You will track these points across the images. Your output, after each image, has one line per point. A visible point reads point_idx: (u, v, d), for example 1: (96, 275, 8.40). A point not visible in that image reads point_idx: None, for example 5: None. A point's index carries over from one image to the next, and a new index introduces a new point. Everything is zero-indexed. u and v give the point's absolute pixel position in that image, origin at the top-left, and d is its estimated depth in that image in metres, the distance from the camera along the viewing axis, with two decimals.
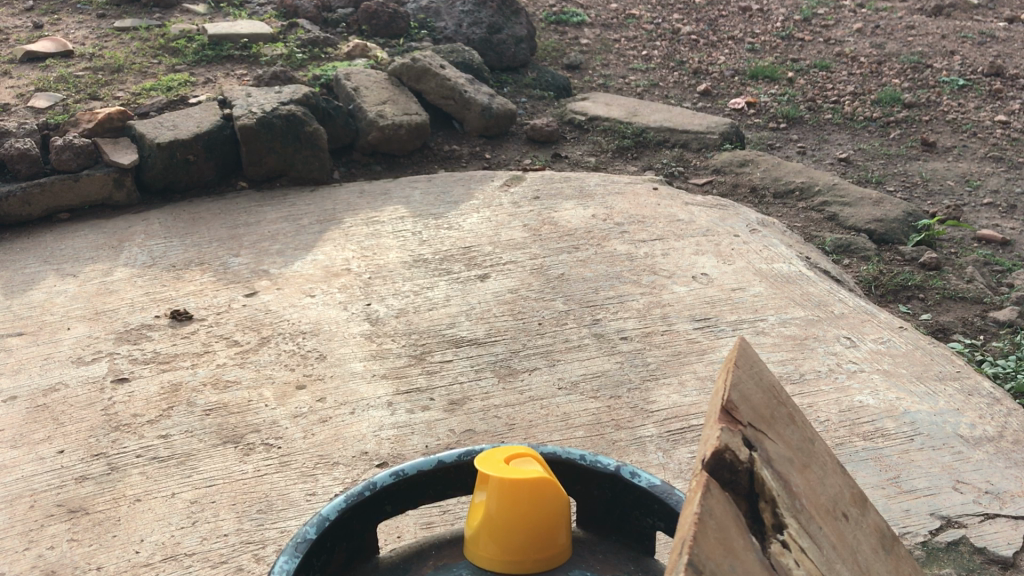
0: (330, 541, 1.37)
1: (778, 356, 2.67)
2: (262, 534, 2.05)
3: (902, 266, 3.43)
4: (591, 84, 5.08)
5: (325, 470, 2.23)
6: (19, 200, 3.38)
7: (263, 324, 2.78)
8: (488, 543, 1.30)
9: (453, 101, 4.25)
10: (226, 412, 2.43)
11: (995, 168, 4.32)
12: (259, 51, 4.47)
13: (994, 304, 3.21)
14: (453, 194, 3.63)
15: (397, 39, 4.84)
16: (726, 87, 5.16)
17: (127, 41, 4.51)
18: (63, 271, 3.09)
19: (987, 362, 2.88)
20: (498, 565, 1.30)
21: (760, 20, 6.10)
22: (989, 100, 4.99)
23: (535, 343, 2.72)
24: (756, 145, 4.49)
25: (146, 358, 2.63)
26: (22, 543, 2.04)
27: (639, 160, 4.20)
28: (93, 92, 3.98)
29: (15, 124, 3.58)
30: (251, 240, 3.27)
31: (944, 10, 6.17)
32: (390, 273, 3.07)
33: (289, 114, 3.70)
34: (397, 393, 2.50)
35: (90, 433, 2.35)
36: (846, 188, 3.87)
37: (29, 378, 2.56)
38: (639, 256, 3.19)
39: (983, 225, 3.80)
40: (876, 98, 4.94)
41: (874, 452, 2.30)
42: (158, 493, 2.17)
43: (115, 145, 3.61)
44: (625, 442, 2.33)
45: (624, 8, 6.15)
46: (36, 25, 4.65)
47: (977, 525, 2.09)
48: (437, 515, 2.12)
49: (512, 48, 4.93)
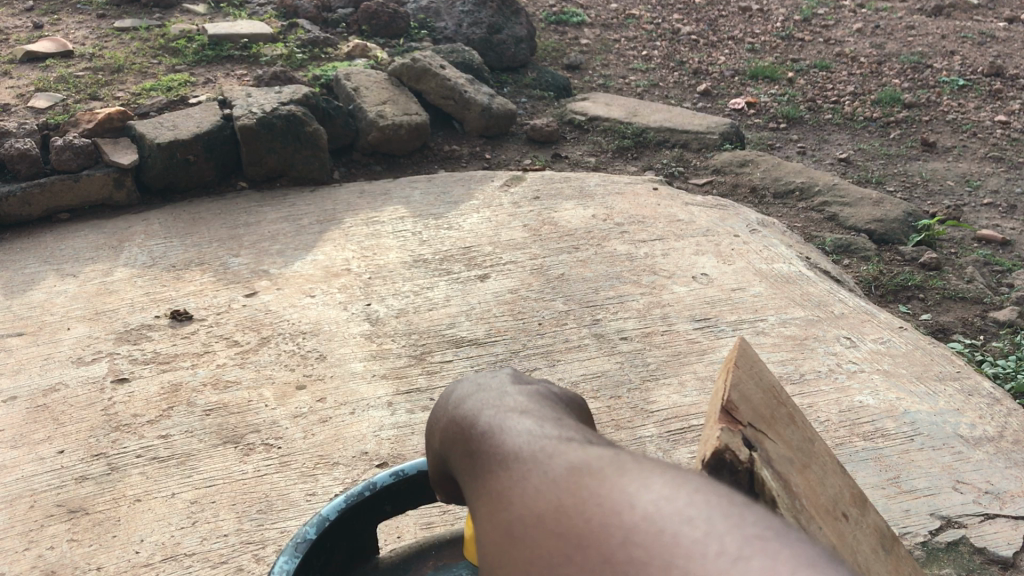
0: (329, 541, 1.37)
1: (778, 356, 2.67)
2: (262, 534, 2.05)
3: (902, 266, 3.43)
4: (591, 84, 5.08)
5: (326, 470, 2.24)
6: (19, 200, 3.38)
7: (264, 325, 2.78)
8: None
9: (453, 101, 4.25)
10: (226, 412, 2.43)
11: (995, 168, 4.32)
12: (259, 51, 4.47)
13: (994, 304, 3.21)
14: (453, 194, 3.63)
15: (397, 39, 4.85)
16: (726, 87, 5.16)
17: (127, 42, 4.51)
18: (63, 271, 3.08)
19: (987, 362, 2.88)
20: None
21: (760, 20, 6.10)
22: (989, 100, 4.99)
23: (534, 344, 2.72)
24: (756, 145, 4.49)
25: (146, 358, 2.63)
26: (22, 544, 2.04)
27: (639, 160, 4.20)
28: (93, 92, 3.98)
29: (15, 125, 3.58)
30: (251, 240, 3.28)
31: (943, 10, 6.17)
32: (390, 273, 3.07)
33: (289, 114, 3.70)
34: (397, 393, 2.50)
35: (90, 433, 2.35)
36: (846, 188, 3.87)
37: (30, 378, 2.56)
38: (639, 257, 3.19)
39: (983, 225, 3.80)
40: (876, 98, 4.94)
41: (874, 452, 2.30)
42: (158, 493, 2.17)
43: (115, 145, 3.61)
44: (625, 442, 2.33)
45: (624, 8, 6.15)
46: (37, 25, 4.65)
47: (977, 524, 2.09)
48: (437, 515, 2.13)
49: (512, 48, 4.93)
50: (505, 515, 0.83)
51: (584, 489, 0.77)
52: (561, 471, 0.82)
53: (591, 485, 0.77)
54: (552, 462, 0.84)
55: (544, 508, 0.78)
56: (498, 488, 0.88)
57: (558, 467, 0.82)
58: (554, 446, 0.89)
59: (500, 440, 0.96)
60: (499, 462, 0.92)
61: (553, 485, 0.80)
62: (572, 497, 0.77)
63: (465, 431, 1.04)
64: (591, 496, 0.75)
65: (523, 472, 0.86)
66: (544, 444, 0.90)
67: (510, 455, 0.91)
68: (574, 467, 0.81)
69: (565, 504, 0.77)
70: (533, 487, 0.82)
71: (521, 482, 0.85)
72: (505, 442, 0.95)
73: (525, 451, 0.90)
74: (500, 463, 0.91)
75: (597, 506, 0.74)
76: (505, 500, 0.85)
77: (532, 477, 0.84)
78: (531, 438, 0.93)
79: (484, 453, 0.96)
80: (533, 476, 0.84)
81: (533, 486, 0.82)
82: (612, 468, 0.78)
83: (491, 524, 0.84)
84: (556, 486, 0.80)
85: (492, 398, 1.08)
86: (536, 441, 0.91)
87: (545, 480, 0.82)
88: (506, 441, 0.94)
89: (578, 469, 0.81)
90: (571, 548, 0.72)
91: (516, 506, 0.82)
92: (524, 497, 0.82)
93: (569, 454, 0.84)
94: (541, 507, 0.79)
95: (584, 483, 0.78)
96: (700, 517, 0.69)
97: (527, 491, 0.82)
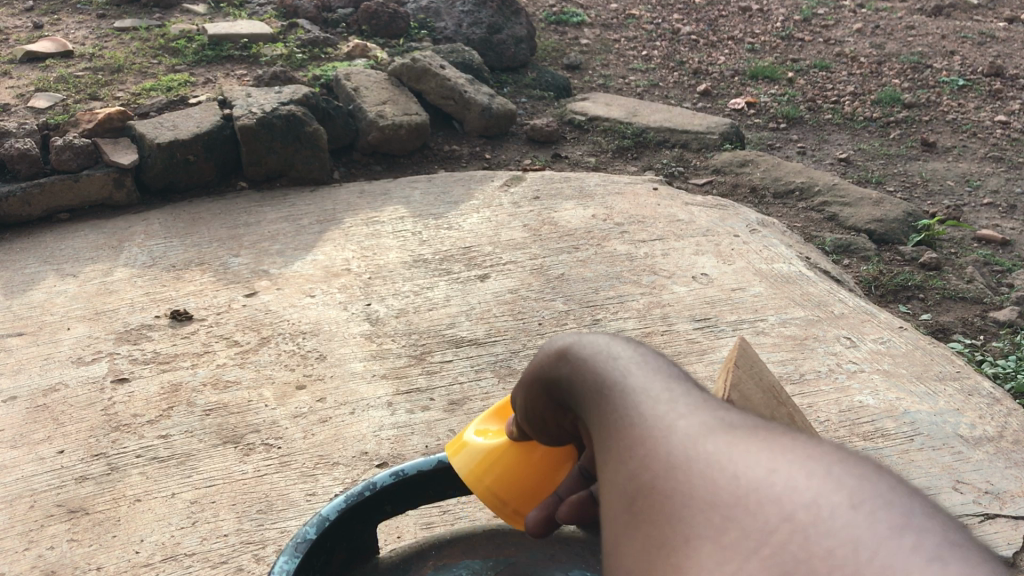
0: (329, 541, 1.37)
1: (777, 356, 2.67)
2: (262, 534, 2.06)
3: (902, 266, 3.43)
4: (591, 84, 5.08)
5: (326, 470, 2.24)
6: (19, 200, 3.38)
7: (263, 324, 2.78)
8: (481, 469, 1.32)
9: (453, 101, 4.25)
10: (226, 412, 2.43)
11: (995, 168, 4.32)
12: (259, 51, 4.47)
13: (994, 304, 3.21)
14: (454, 194, 3.63)
15: (397, 39, 4.85)
16: (726, 87, 5.16)
17: (127, 41, 4.51)
18: (63, 271, 3.08)
19: (987, 361, 2.88)
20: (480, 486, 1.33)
21: (760, 20, 6.10)
22: (989, 100, 4.99)
23: (534, 344, 2.72)
24: (756, 145, 4.49)
25: (146, 358, 2.63)
26: (22, 543, 2.04)
27: (639, 160, 4.20)
28: (93, 92, 3.98)
29: (15, 125, 3.58)
30: (251, 240, 3.28)
31: (944, 10, 6.17)
32: (390, 273, 3.07)
33: (289, 114, 3.70)
34: (397, 393, 2.50)
35: (90, 433, 2.35)
36: (846, 188, 3.87)
37: (29, 378, 2.56)
38: (639, 257, 3.19)
39: (983, 225, 3.80)
40: (875, 98, 4.94)
41: (874, 452, 2.30)
42: (158, 493, 2.17)
43: (115, 145, 3.61)
44: None
45: (624, 8, 6.15)
46: (37, 25, 4.65)
47: (976, 524, 2.09)
48: (437, 515, 2.13)
49: (512, 48, 4.93)
50: (626, 486, 0.74)
51: (729, 467, 0.67)
52: (694, 435, 0.72)
53: (735, 464, 0.67)
54: (680, 422, 0.74)
55: (677, 486, 0.69)
56: (611, 444, 0.79)
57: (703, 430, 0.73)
58: (670, 398, 0.79)
59: (602, 382, 0.86)
60: (606, 412, 0.83)
61: (683, 456, 0.71)
62: (715, 478, 0.67)
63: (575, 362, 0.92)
64: (739, 478, 0.66)
65: (640, 431, 0.76)
66: (659, 392, 0.80)
67: (636, 397, 0.81)
68: (708, 432, 0.72)
69: (705, 483, 0.68)
70: (659, 451, 0.73)
71: (640, 442, 0.75)
72: (608, 386, 0.85)
73: (637, 401, 0.80)
74: (607, 415, 0.82)
75: (747, 493, 0.65)
76: (622, 464, 0.76)
77: (656, 436, 0.75)
78: (640, 381, 0.82)
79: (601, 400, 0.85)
80: (655, 437, 0.75)
81: (672, 445, 0.73)
82: (759, 442, 0.69)
83: (610, 493, 0.76)
84: (691, 457, 0.70)
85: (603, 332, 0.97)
86: (649, 386, 0.81)
87: (675, 444, 0.73)
88: (609, 385, 0.85)
89: (713, 437, 0.71)
90: (717, 542, 0.64)
91: (639, 474, 0.73)
92: (650, 464, 0.73)
93: (712, 417, 0.74)
94: (675, 485, 0.70)
95: (728, 457, 0.68)
96: (875, 516, 0.60)
97: (649, 455, 0.74)
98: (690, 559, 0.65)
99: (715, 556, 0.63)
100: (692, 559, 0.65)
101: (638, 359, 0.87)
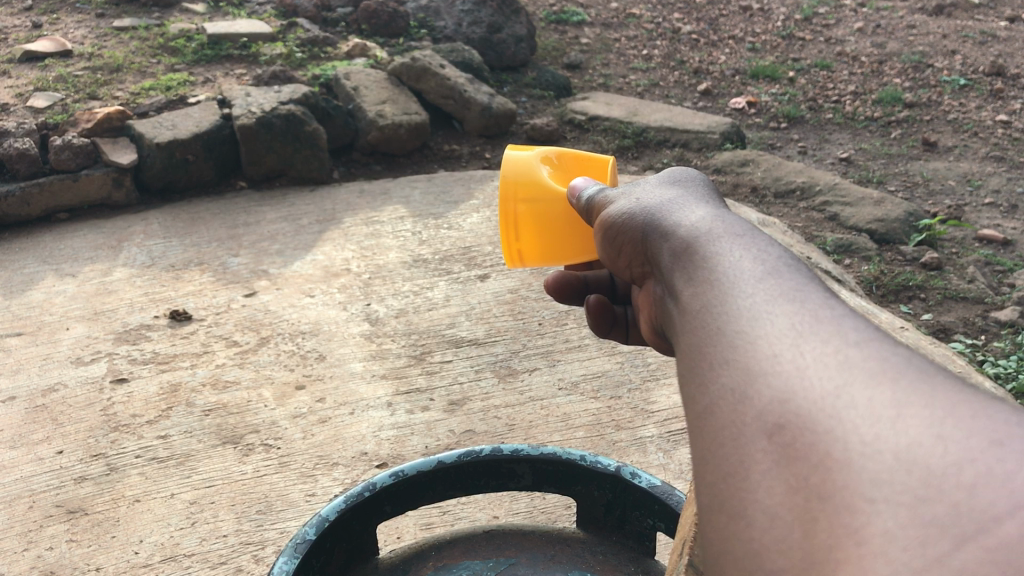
0: (329, 541, 1.36)
1: None
2: (262, 534, 2.06)
3: (903, 266, 3.42)
4: (592, 84, 5.06)
5: (325, 470, 2.23)
6: (18, 200, 3.38)
7: (263, 325, 2.77)
8: (518, 215, 1.29)
9: (453, 101, 4.24)
10: (225, 412, 2.42)
11: (996, 168, 4.29)
12: (259, 51, 4.46)
13: (995, 304, 3.19)
14: (453, 194, 3.61)
15: (397, 39, 4.85)
16: (726, 87, 5.15)
17: (126, 41, 4.48)
18: (62, 271, 3.07)
19: (988, 362, 2.87)
20: (506, 223, 1.30)
21: (760, 20, 6.09)
22: (990, 99, 4.96)
23: (535, 344, 2.72)
24: (756, 145, 4.48)
25: (146, 358, 2.62)
26: (22, 543, 2.04)
27: (639, 160, 4.19)
28: (92, 92, 3.97)
29: (14, 124, 3.57)
30: (250, 240, 3.27)
31: (945, 9, 6.13)
32: (390, 273, 3.06)
33: (288, 114, 3.68)
34: (397, 394, 2.49)
35: (90, 433, 2.35)
36: (847, 188, 3.85)
37: (29, 378, 2.55)
38: None
39: (984, 225, 3.78)
40: (876, 98, 4.93)
41: None
42: (157, 493, 2.16)
43: (114, 144, 3.60)
44: (625, 443, 2.34)
45: (624, 7, 6.11)
46: (36, 25, 4.63)
47: None
48: (437, 515, 2.13)
49: (512, 48, 4.91)
50: (766, 416, 0.58)
51: (930, 425, 0.52)
52: (868, 365, 0.56)
53: (941, 420, 0.52)
54: (845, 345, 0.58)
55: (845, 429, 0.54)
56: (733, 364, 0.62)
57: (872, 366, 0.56)
58: (812, 314, 0.62)
59: (725, 276, 0.70)
60: (732, 310, 0.66)
61: (857, 393, 0.55)
62: (910, 432, 0.52)
63: (684, 268, 0.76)
64: (946, 442, 0.51)
65: (787, 346, 0.60)
66: (806, 301, 0.63)
67: (765, 304, 0.64)
68: (887, 367, 0.56)
69: (891, 434, 0.52)
70: (817, 378, 0.57)
71: (787, 362, 0.59)
72: (736, 281, 0.68)
73: (777, 307, 0.63)
74: (731, 317, 0.65)
75: (958, 461, 0.50)
76: (760, 384, 0.59)
77: (813, 359, 0.58)
78: (779, 284, 0.65)
79: (710, 307, 0.68)
80: (812, 359, 0.58)
81: (831, 381, 0.56)
82: (949, 399, 0.53)
83: (738, 417, 0.60)
84: (868, 395, 0.54)
85: (702, 224, 0.80)
86: (791, 291, 0.64)
87: (844, 370, 0.56)
88: (737, 281, 0.68)
89: (896, 373, 0.55)
90: (914, 512, 0.50)
91: (786, 403, 0.57)
92: (805, 393, 0.57)
93: (879, 348, 0.58)
94: (843, 426, 0.54)
95: (926, 411, 0.53)
96: None
97: (804, 382, 0.57)
98: (872, 529, 0.50)
99: (912, 532, 0.49)
100: (870, 531, 0.50)
101: (772, 255, 0.70)
